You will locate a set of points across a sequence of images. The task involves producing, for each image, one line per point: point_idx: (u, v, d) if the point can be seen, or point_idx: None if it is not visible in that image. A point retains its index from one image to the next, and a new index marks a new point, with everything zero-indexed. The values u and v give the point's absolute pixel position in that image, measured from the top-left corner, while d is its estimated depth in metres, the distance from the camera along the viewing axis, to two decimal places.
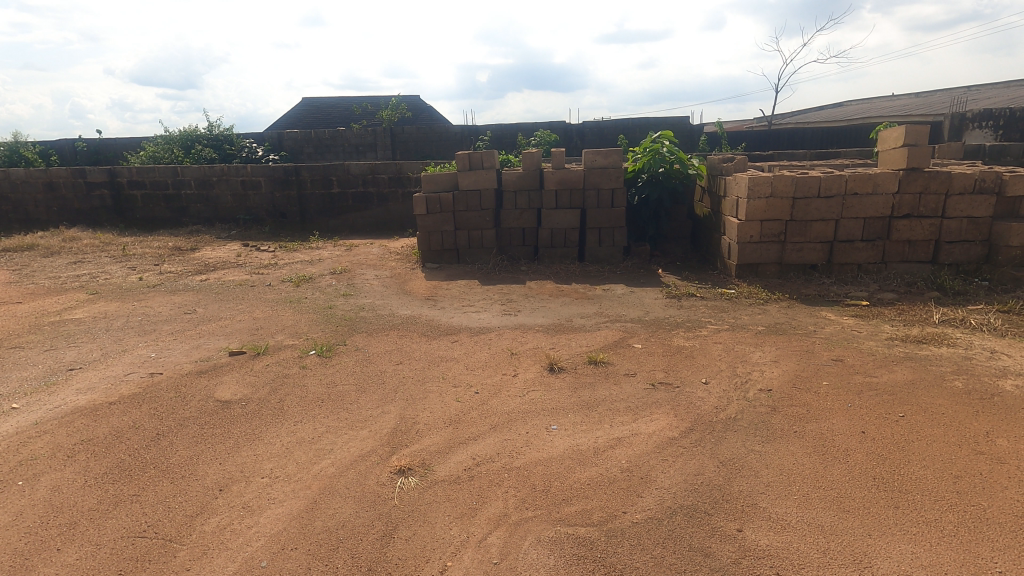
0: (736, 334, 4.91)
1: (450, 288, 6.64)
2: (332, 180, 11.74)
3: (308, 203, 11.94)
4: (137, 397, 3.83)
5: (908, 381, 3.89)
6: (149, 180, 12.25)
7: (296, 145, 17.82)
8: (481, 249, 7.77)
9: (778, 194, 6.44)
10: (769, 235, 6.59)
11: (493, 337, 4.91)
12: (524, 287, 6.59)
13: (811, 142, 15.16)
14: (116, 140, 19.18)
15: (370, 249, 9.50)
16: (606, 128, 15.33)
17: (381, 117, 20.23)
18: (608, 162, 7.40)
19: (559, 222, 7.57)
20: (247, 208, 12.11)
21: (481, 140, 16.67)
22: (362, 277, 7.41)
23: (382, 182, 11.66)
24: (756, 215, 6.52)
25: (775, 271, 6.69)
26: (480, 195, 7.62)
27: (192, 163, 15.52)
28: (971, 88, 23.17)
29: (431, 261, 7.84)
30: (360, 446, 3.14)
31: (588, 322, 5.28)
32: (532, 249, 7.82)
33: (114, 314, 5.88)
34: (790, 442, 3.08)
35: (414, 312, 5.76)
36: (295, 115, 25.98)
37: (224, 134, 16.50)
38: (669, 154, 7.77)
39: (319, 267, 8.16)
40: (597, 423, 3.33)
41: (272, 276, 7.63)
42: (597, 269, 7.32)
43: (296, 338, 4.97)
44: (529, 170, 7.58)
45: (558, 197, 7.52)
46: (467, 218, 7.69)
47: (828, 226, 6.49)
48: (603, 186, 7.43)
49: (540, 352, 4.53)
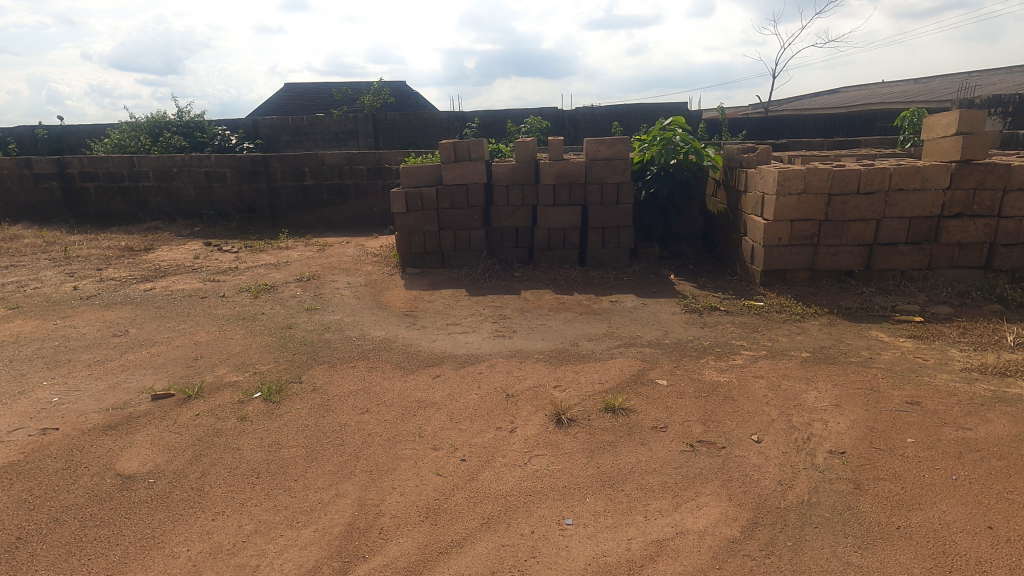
0: (778, 365, 4.06)
1: (433, 300, 5.71)
2: (305, 171, 10.69)
3: (279, 196, 10.89)
4: (11, 470, 2.88)
5: (1014, 437, 3.04)
6: (103, 171, 11.13)
7: (272, 133, 16.80)
8: (469, 252, 6.83)
9: (811, 190, 5.60)
10: (800, 237, 5.74)
11: (483, 371, 4.01)
12: (519, 299, 5.68)
13: (813, 129, 14.36)
14: (79, 128, 17.97)
15: (345, 249, 8.51)
16: (600, 115, 14.43)
17: (362, 102, 19.14)
18: (613, 153, 6.46)
19: (557, 221, 6.64)
20: (212, 202, 11.04)
21: (469, 128, 15.67)
22: (332, 286, 6.45)
23: (359, 174, 10.65)
24: (786, 214, 5.67)
25: (805, 278, 5.86)
26: (467, 190, 6.68)
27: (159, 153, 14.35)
28: (972, 74, 22.40)
29: (413, 265, 6.91)
30: (300, 560, 2.24)
31: (598, 349, 4.39)
32: (526, 251, 6.89)
33: (27, 338, 4.89)
34: (895, 548, 2.23)
35: (389, 333, 4.84)
36: (277, 101, 24.62)
37: (195, 121, 15.32)
38: (681, 143, 6.80)
39: (285, 272, 7.17)
40: (627, 514, 2.46)
41: (227, 284, 6.63)
42: (601, 275, 6.43)
43: (242, 373, 4.04)
44: (522, 161, 6.63)
45: (555, 192, 6.58)
46: (452, 216, 6.75)
47: (868, 226, 5.65)
48: (607, 180, 6.51)
49: (541, 394, 3.64)
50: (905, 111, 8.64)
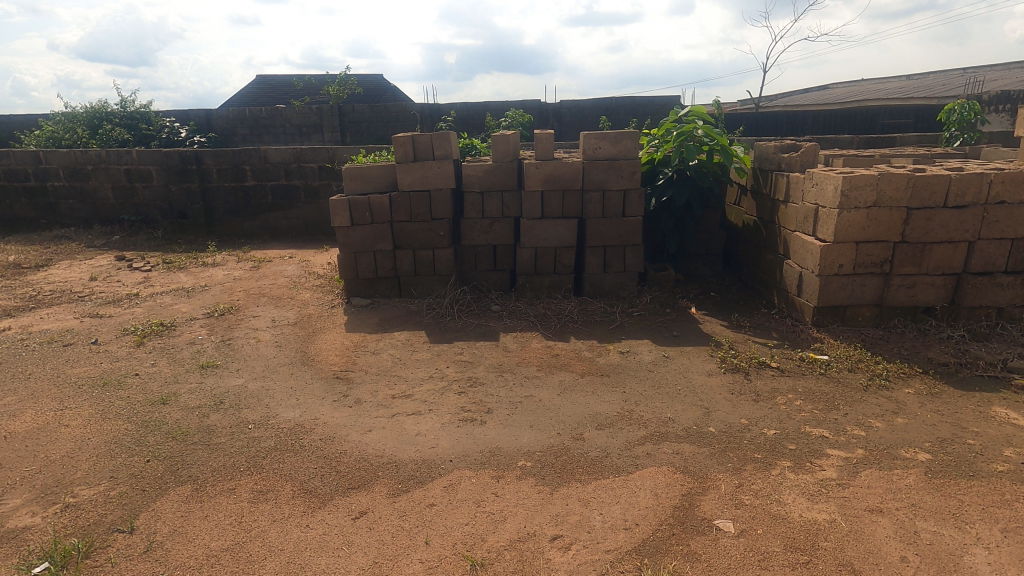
0: (893, 481, 2.64)
1: (379, 352, 4.20)
2: (244, 170, 9.05)
3: (214, 199, 9.22)
4: None
5: None
6: (3, 169, 9.33)
7: (227, 126, 15.03)
8: (433, 277, 5.33)
9: (884, 202, 4.22)
10: (866, 264, 4.36)
11: (439, 499, 2.53)
12: (497, 349, 4.20)
13: (812, 125, 13.00)
14: (10, 118, 16.04)
15: (284, 268, 6.92)
16: (587, 109, 13.01)
17: (327, 92, 17.39)
18: (618, 152, 5.00)
19: (546, 238, 5.16)
20: (135, 206, 9.33)
21: (444, 121, 14.10)
22: (249, 325, 4.88)
23: (310, 174, 9.05)
24: (850, 234, 4.28)
25: (871, 317, 4.49)
26: (430, 198, 5.17)
27: (98, 147, 12.44)
28: (971, 70, 21.52)
29: (361, 294, 5.37)
30: None
31: (614, 447, 2.93)
32: (506, 276, 5.41)
33: None
34: None
35: (306, 414, 3.32)
36: (244, 92, 22.63)
37: (140, 112, 13.45)
38: (706, 139, 5.34)
39: (196, 303, 5.57)
40: None
41: (112, 321, 5.02)
42: (604, 309, 4.98)
43: (42, 510, 2.49)
44: (501, 161, 5.14)
45: (544, 201, 5.09)
46: (411, 231, 5.24)
47: (955, 251, 4.29)
48: (610, 185, 5.05)
49: (533, 558, 2.16)
50: (952, 102, 7.36)
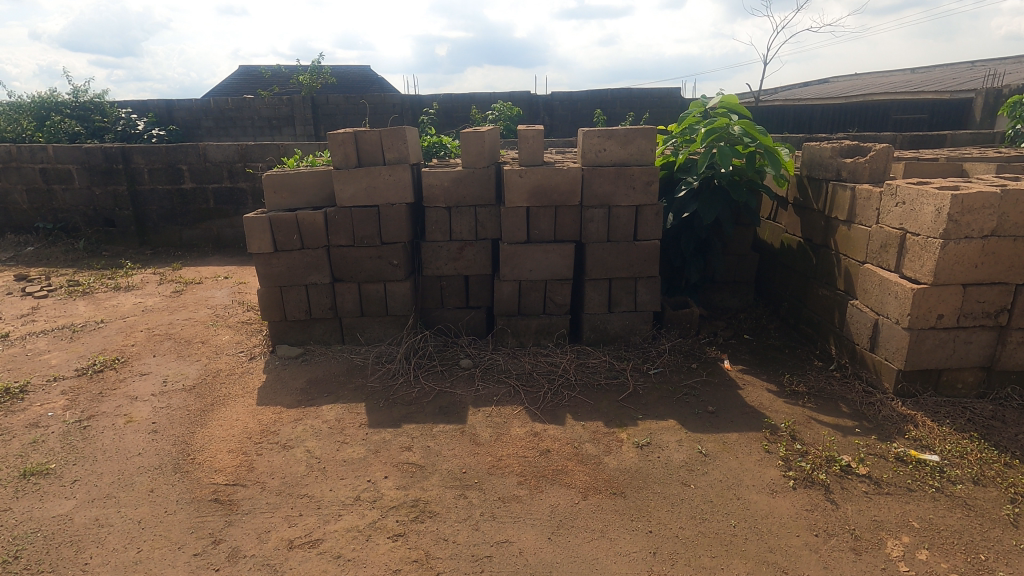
0: None
1: (294, 445, 2.92)
2: (181, 170, 7.70)
3: (147, 204, 7.86)
4: None
5: None
6: None
7: (189, 118, 13.54)
8: (385, 318, 4.05)
9: (1004, 230, 3.02)
10: (975, 314, 3.15)
11: None
12: (463, 438, 2.95)
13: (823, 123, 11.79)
14: None
15: (211, 294, 5.60)
16: (581, 101, 11.72)
17: (299, 82, 15.95)
18: (628, 155, 3.75)
19: (532, 270, 3.90)
20: (54, 212, 7.94)
21: (424, 114, 12.76)
22: (128, 391, 3.57)
23: (258, 175, 7.72)
24: (956, 273, 3.06)
25: (975, 383, 3.29)
26: (378, 216, 3.89)
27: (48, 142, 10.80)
28: (981, 64, 20.45)
29: (291, 341, 4.09)
30: None
31: None
32: (481, 317, 4.16)
33: None
34: None
35: None
36: (221, 82, 21.01)
37: (93, 103, 11.90)
38: (744, 138, 4.08)
39: (75, 350, 4.24)
40: None
41: None
42: (609, 365, 3.74)
43: None
44: (473, 166, 3.86)
45: (530, 221, 3.83)
46: (354, 258, 3.95)
47: None
48: (618, 200, 3.80)
49: None
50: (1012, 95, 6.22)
